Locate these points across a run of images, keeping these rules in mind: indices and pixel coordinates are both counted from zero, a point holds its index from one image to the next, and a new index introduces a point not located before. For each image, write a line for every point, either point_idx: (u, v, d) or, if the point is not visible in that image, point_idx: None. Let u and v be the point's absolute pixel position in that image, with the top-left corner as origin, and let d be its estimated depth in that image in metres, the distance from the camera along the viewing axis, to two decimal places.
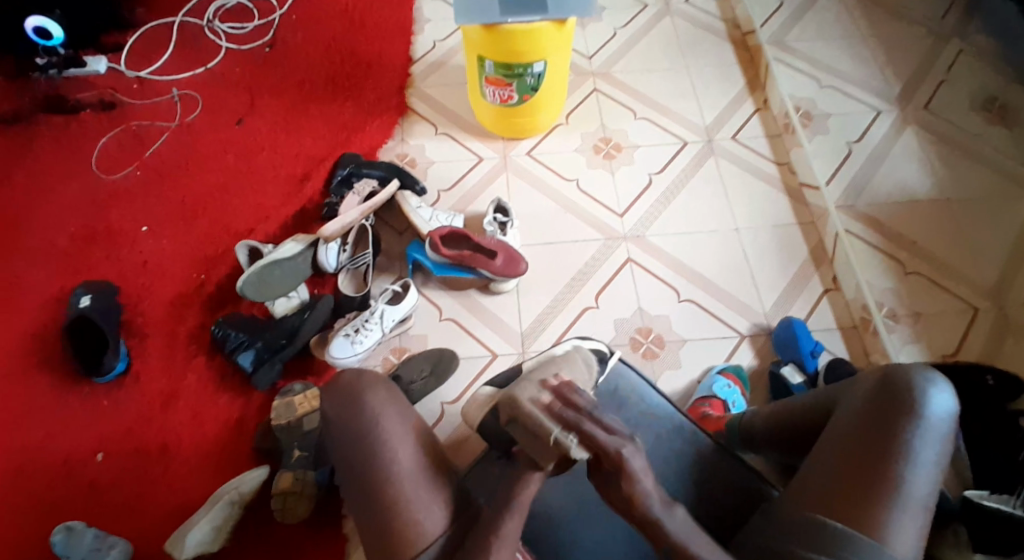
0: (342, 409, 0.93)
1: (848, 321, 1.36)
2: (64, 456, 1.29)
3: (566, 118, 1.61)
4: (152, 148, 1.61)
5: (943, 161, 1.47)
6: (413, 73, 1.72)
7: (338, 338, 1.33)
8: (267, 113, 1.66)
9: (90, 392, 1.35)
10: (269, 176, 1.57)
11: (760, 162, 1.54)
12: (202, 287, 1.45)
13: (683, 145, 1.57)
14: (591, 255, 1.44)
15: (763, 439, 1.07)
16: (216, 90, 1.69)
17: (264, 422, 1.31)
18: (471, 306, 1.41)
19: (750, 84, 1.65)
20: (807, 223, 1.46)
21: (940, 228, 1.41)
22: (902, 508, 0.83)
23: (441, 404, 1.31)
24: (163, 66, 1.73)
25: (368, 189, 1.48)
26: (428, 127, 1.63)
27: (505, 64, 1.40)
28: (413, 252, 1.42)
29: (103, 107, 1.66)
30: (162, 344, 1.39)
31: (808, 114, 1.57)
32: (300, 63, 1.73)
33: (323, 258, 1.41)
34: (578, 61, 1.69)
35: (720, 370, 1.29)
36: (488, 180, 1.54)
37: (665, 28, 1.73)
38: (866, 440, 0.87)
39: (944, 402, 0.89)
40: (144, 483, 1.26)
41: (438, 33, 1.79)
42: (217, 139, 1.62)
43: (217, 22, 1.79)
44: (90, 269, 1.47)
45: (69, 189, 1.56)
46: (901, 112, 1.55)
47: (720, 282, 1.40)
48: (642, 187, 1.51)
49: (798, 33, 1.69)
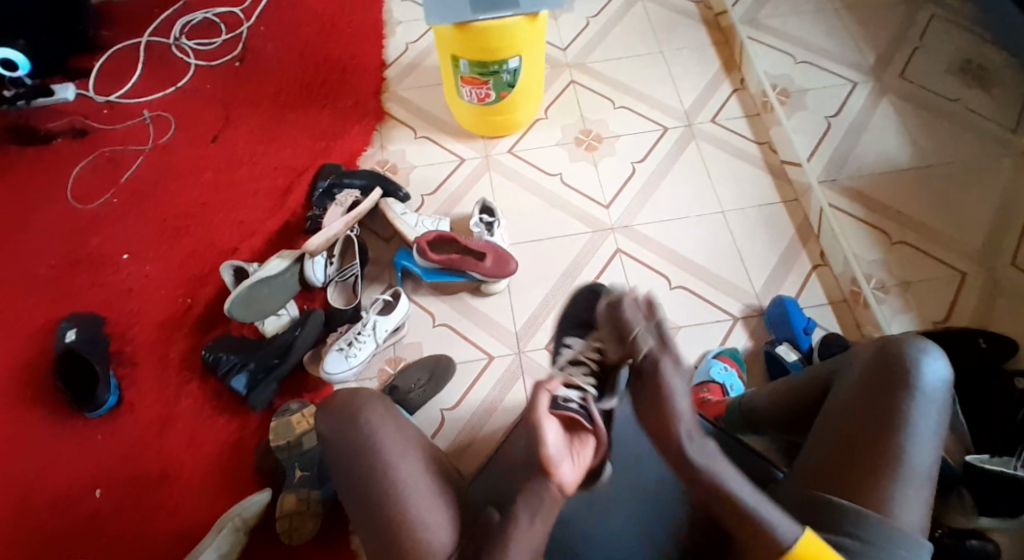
0: (341, 431, 0.92)
1: (838, 294, 1.36)
2: (62, 493, 1.27)
3: (545, 112, 1.60)
4: (128, 172, 1.59)
5: (922, 128, 1.47)
6: (387, 77, 1.70)
7: (332, 353, 1.32)
8: (242, 128, 1.63)
9: (83, 425, 1.33)
10: (249, 192, 1.55)
11: (742, 143, 1.54)
12: (190, 310, 1.44)
13: (663, 131, 1.56)
14: (580, 248, 1.43)
15: (764, 422, 1.07)
16: (189, 108, 1.67)
17: (263, 442, 1.30)
18: (464, 309, 1.41)
19: (726, 64, 1.65)
20: (791, 200, 1.46)
21: (925, 196, 1.41)
22: (906, 481, 0.82)
23: (441, 411, 1.31)
24: (133, 88, 1.70)
25: (351, 198, 1.45)
26: (407, 131, 1.61)
27: (480, 63, 1.39)
28: (401, 260, 1.41)
29: (75, 133, 1.63)
30: (154, 370, 1.38)
31: (786, 91, 1.56)
32: (272, 75, 1.70)
33: (310, 273, 1.39)
34: (552, 54, 1.68)
35: (716, 354, 1.29)
36: (471, 180, 1.53)
37: (637, 14, 1.72)
38: (864, 417, 0.87)
39: (938, 369, 0.89)
40: (146, 514, 1.25)
41: (410, 35, 1.77)
42: (194, 158, 1.60)
43: (185, 40, 1.76)
44: (74, 301, 1.45)
45: (46, 219, 1.53)
46: (878, 83, 1.55)
47: (710, 266, 1.40)
48: (626, 176, 1.51)
49: (770, 10, 1.68)
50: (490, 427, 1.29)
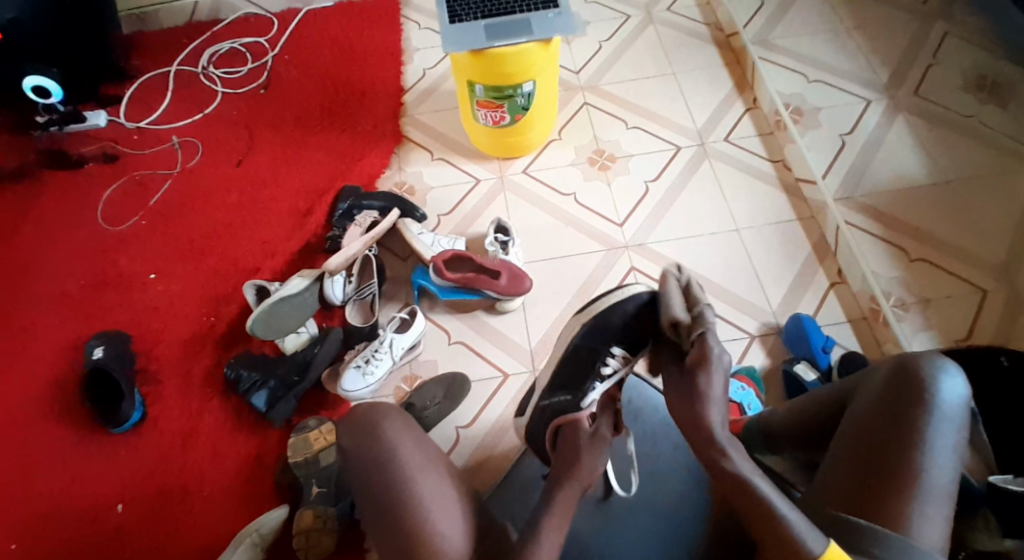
0: (361, 444, 0.94)
1: (856, 312, 1.35)
2: (87, 506, 1.30)
3: (560, 134, 1.63)
4: (155, 195, 1.64)
5: (939, 144, 1.47)
6: (405, 102, 1.74)
7: (349, 370, 1.33)
8: (265, 152, 1.68)
9: (109, 440, 1.36)
10: (271, 214, 1.59)
11: (757, 162, 1.54)
12: (213, 328, 1.47)
13: (677, 150, 1.57)
14: (595, 266, 1.44)
15: (783, 440, 1.05)
16: (214, 133, 1.72)
17: (282, 458, 1.32)
18: (479, 326, 1.42)
19: (738, 84, 1.66)
20: (807, 217, 1.46)
21: (942, 214, 1.40)
22: (925, 498, 0.81)
23: (457, 428, 1.32)
24: (162, 114, 1.76)
25: (370, 219, 1.49)
26: (424, 153, 1.65)
27: (494, 87, 1.42)
28: (418, 278, 1.43)
29: (105, 158, 1.69)
30: (177, 387, 1.41)
31: (799, 109, 1.57)
32: (294, 101, 1.75)
33: (330, 292, 1.42)
34: (566, 77, 1.70)
35: (733, 373, 1.29)
36: (487, 201, 1.55)
37: (650, 37, 1.75)
38: (880, 434, 0.87)
39: (956, 387, 0.89)
40: (168, 528, 1.27)
41: (427, 61, 1.81)
42: (218, 181, 1.65)
43: (212, 68, 1.82)
44: (102, 319, 1.49)
45: (77, 241, 1.59)
46: (892, 101, 1.55)
47: (727, 284, 1.40)
48: (640, 195, 1.52)
49: (782, 31, 1.70)
50: (505, 444, 1.30)
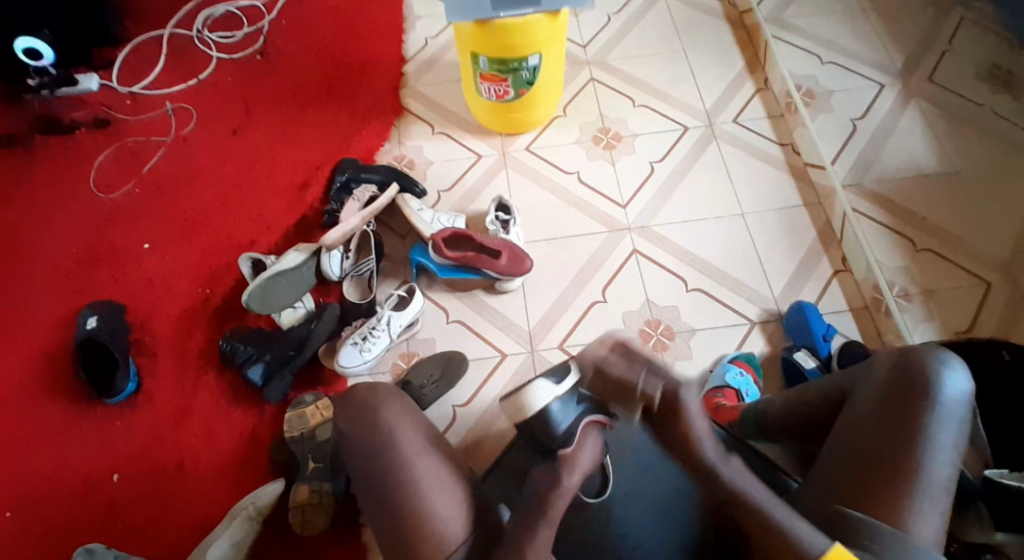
0: (359, 426, 0.94)
1: (859, 301, 1.34)
2: (82, 478, 1.29)
3: (564, 110, 1.59)
4: (150, 163, 1.61)
5: (952, 132, 1.43)
6: (406, 73, 1.70)
7: (347, 346, 1.32)
8: (262, 121, 1.64)
9: (103, 414, 1.35)
10: (269, 186, 1.56)
11: (764, 145, 1.51)
12: (208, 301, 1.45)
13: (684, 130, 1.54)
14: (596, 248, 1.42)
15: (781, 432, 1.05)
16: (210, 100, 1.68)
17: (278, 433, 1.31)
18: (478, 306, 1.41)
19: (749, 65, 1.62)
20: (814, 203, 1.44)
21: (950, 203, 1.38)
22: (922, 494, 0.81)
23: (453, 407, 1.31)
24: (156, 79, 1.71)
25: (368, 194, 1.46)
26: (425, 126, 1.61)
27: (499, 59, 1.38)
28: (416, 255, 1.41)
29: (98, 124, 1.65)
30: (172, 361, 1.40)
31: (811, 91, 1.54)
32: (293, 69, 1.71)
33: (327, 267, 1.40)
34: (573, 51, 1.66)
35: (732, 358, 1.28)
36: (488, 178, 1.52)
37: (660, 13, 1.70)
38: (880, 429, 0.86)
39: (959, 382, 0.87)
40: (164, 501, 1.27)
41: (430, 30, 1.76)
42: (214, 151, 1.61)
43: (207, 32, 1.77)
44: (96, 290, 1.47)
45: (70, 209, 1.56)
46: (906, 86, 1.51)
47: (729, 269, 1.38)
48: (645, 176, 1.49)
49: (796, 10, 1.65)
50: (501, 424, 1.29)
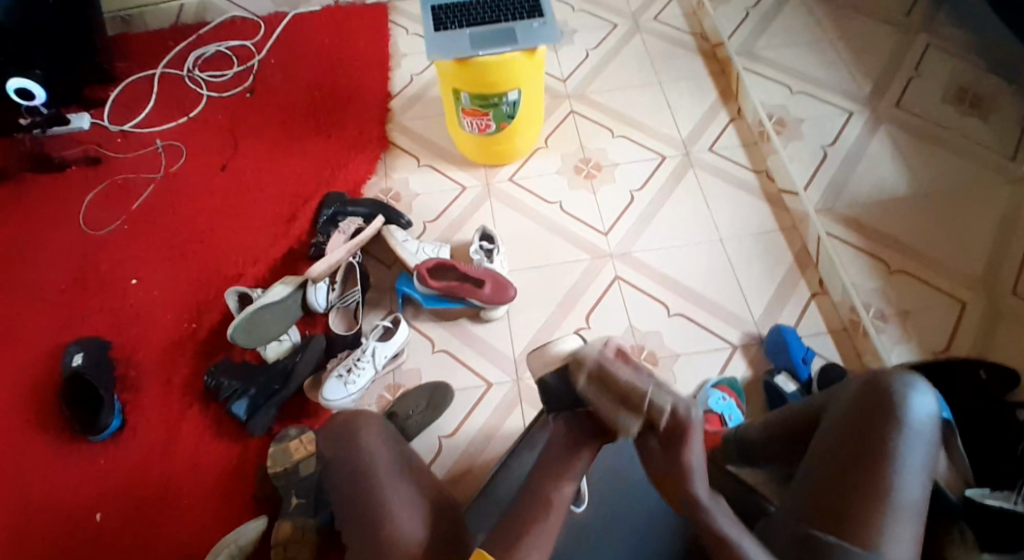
0: (343, 450, 0.95)
1: (837, 323, 1.36)
2: (64, 515, 1.28)
3: (546, 142, 1.62)
4: (138, 199, 1.63)
5: (920, 158, 1.48)
6: (392, 108, 1.74)
7: (331, 379, 1.33)
8: (250, 157, 1.67)
9: (87, 449, 1.35)
10: (256, 219, 1.58)
11: (740, 172, 1.55)
12: (194, 334, 1.46)
13: (662, 159, 1.57)
14: (578, 275, 1.44)
15: (760, 454, 1.06)
16: (199, 137, 1.71)
17: (261, 467, 1.30)
18: (463, 335, 1.42)
19: (723, 95, 1.66)
20: (790, 228, 1.47)
21: (922, 225, 1.41)
22: (894, 519, 0.81)
23: (439, 437, 1.32)
24: (146, 118, 1.75)
25: (354, 226, 1.48)
26: (410, 159, 1.64)
27: (480, 95, 1.42)
28: (401, 286, 1.43)
29: (88, 161, 1.68)
30: (157, 395, 1.40)
31: (783, 120, 1.57)
32: (281, 106, 1.75)
33: (313, 298, 1.41)
34: (553, 85, 1.70)
35: (714, 383, 1.28)
36: (472, 209, 1.55)
37: (637, 47, 1.75)
38: (850, 452, 0.87)
39: (926, 405, 0.88)
40: (147, 538, 1.26)
41: (415, 67, 1.81)
42: (203, 186, 1.64)
43: (197, 71, 1.81)
44: (82, 325, 1.47)
45: (59, 245, 1.57)
46: (874, 112, 1.56)
47: (710, 294, 1.40)
48: (625, 204, 1.52)
49: (767, 42, 1.71)
50: (486, 453, 1.29)
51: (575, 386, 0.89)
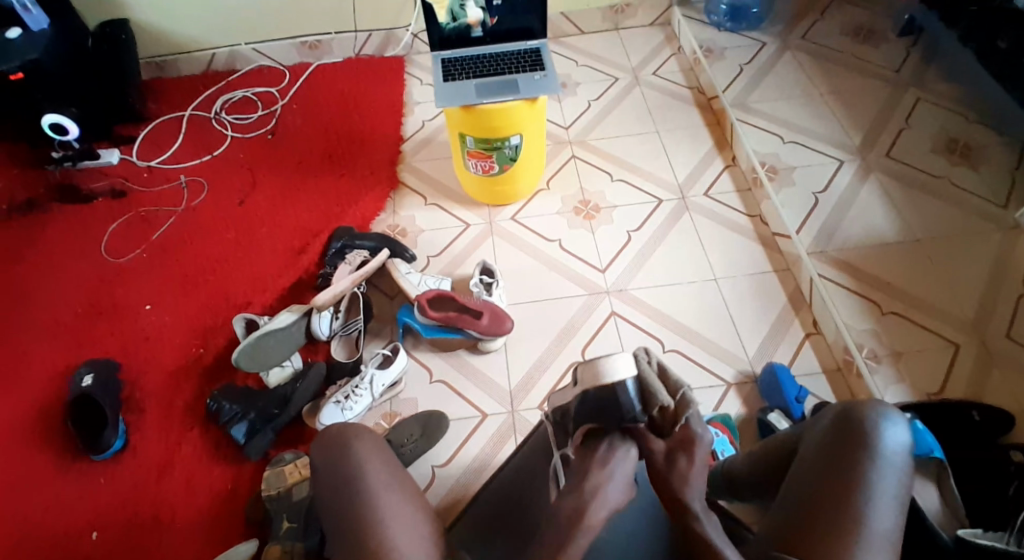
0: (329, 464, 0.95)
1: (832, 364, 1.37)
2: (59, 533, 1.30)
3: (547, 184, 1.69)
4: (158, 230, 1.70)
5: (909, 205, 1.52)
6: (403, 151, 1.82)
7: (329, 404, 1.36)
8: (267, 193, 1.75)
9: (87, 467, 1.38)
10: (268, 251, 1.65)
11: (735, 217, 1.59)
12: (200, 359, 1.50)
13: (658, 202, 1.63)
14: (575, 310, 1.48)
15: (744, 486, 1.07)
16: (220, 174, 1.80)
17: (255, 492, 1.32)
18: (460, 365, 1.45)
19: (718, 143, 1.73)
20: (783, 269, 1.50)
21: (913, 269, 1.43)
22: (866, 546, 0.80)
23: (432, 467, 1.33)
24: (172, 155, 1.85)
25: (360, 258, 1.54)
26: (418, 198, 1.71)
27: (484, 139, 1.49)
28: (402, 316, 1.47)
29: (114, 194, 1.77)
30: (159, 417, 1.43)
31: (775, 168, 1.63)
32: (298, 147, 1.84)
33: (317, 327, 1.46)
34: (555, 132, 1.78)
35: (708, 420, 1.29)
36: (474, 245, 1.60)
37: (636, 98, 1.83)
38: (822, 480, 0.87)
39: (899, 435, 0.88)
40: (138, 557, 1.27)
41: (426, 113, 1.90)
42: (221, 219, 1.71)
43: (223, 114, 1.92)
44: (94, 347, 1.53)
45: (79, 270, 1.64)
46: (864, 161, 1.61)
47: (704, 331, 1.42)
48: (622, 244, 1.57)
49: (759, 95, 1.78)
50: (479, 483, 1.31)
51: (634, 390, 0.88)
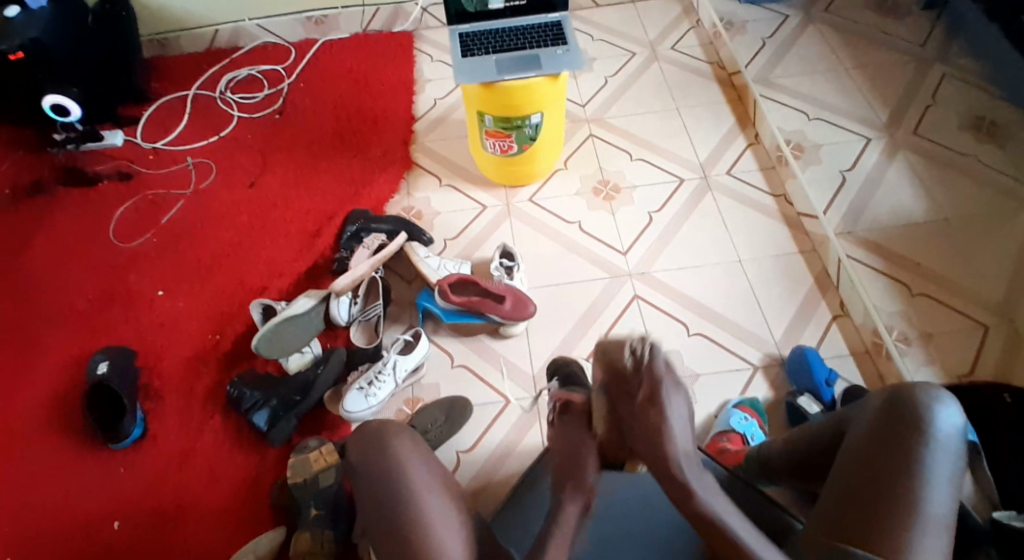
0: (369, 459, 0.94)
1: (859, 345, 1.37)
2: (81, 523, 1.29)
3: (566, 163, 1.66)
4: (167, 214, 1.67)
5: (936, 182, 1.50)
6: (416, 130, 1.78)
7: (352, 391, 1.34)
8: (278, 176, 1.71)
9: (107, 456, 1.36)
10: (281, 235, 1.61)
11: (758, 195, 1.57)
12: (217, 346, 1.48)
13: (680, 181, 1.60)
14: (598, 293, 1.46)
15: (780, 469, 1.07)
16: (229, 156, 1.75)
17: (280, 479, 1.31)
18: (482, 350, 1.43)
19: (740, 121, 1.70)
20: (808, 250, 1.48)
21: (942, 249, 1.42)
22: (922, 530, 0.80)
23: (457, 452, 1.32)
24: (178, 136, 1.80)
25: (377, 242, 1.51)
26: (433, 179, 1.68)
27: (503, 118, 1.45)
28: (423, 301, 1.45)
29: (120, 176, 1.73)
30: (178, 405, 1.41)
31: (800, 145, 1.60)
32: (308, 126, 1.80)
33: (336, 312, 1.44)
34: (573, 110, 1.75)
35: (736, 404, 1.29)
36: (493, 226, 1.58)
37: (655, 74, 1.79)
38: (875, 463, 0.87)
39: (952, 418, 0.88)
40: (163, 546, 1.26)
41: (439, 90, 1.86)
42: (231, 202, 1.68)
43: (229, 93, 1.87)
44: (108, 335, 1.50)
45: (88, 255, 1.61)
46: (891, 138, 1.59)
47: (728, 314, 1.41)
48: (643, 225, 1.54)
49: (782, 71, 1.75)
50: (505, 469, 1.30)
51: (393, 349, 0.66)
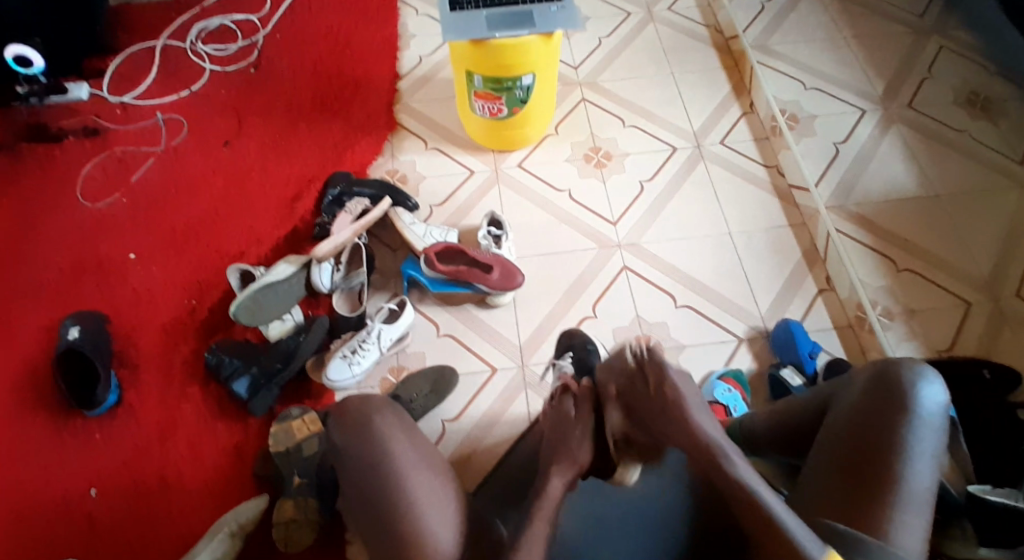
0: (352, 440, 0.88)
1: (843, 319, 1.35)
2: (57, 494, 1.26)
3: (556, 129, 1.61)
4: (137, 173, 1.59)
5: (928, 157, 1.49)
6: (400, 89, 1.72)
7: (336, 359, 1.31)
8: (254, 136, 1.64)
9: (81, 426, 1.32)
10: (259, 198, 1.55)
11: (750, 166, 1.55)
12: (193, 313, 1.43)
13: (672, 150, 1.57)
14: (586, 264, 1.44)
15: (764, 442, 1.05)
16: (202, 112, 1.68)
17: (262, 448, 1.29)
18: (469, 320, 1.41)
19: (735, 88, 1.66)
20: (799, 223, 1.47)
21: (929, 224, 1.42)
22: (905, 505, 0.78)
23: (442, 422, 1.30)
24: (147, 90, 1.71)
25: (360, 207, 1.45)
26: (418, 141, 1.62)
27: (494, 78, 1.40)
28: (407, 269, 1.42)
29: (87, 132, 1.64)
30: (154, 374, 1.37)
31: (795, 116, 1.58)
32: (286, 83, 1.72)
33: (317, 280, 1.39)
34: (565, 72, 1.69)
35: (720, 375, 1.29)
36: (481, 193, 1.54)
37: (649, 36, 1.74)
38: (859, 439, 0.85)
39: (935, 394, 0.87)
40: (143, 516, 1.24)
41: (424, 48, 1.79)
42: (205, 162, 1.61)
43: (200, 44, 1.77)
44: (79, 300, 1.44)
45: (55, 216, 1.54)
46: (885, 112, 1.57)
47: (717, 287, 1.40)
48: (634, 195, 1.51)
49: (780, 37, 1.71)
50: (491, 439, 1.29)
51: None
